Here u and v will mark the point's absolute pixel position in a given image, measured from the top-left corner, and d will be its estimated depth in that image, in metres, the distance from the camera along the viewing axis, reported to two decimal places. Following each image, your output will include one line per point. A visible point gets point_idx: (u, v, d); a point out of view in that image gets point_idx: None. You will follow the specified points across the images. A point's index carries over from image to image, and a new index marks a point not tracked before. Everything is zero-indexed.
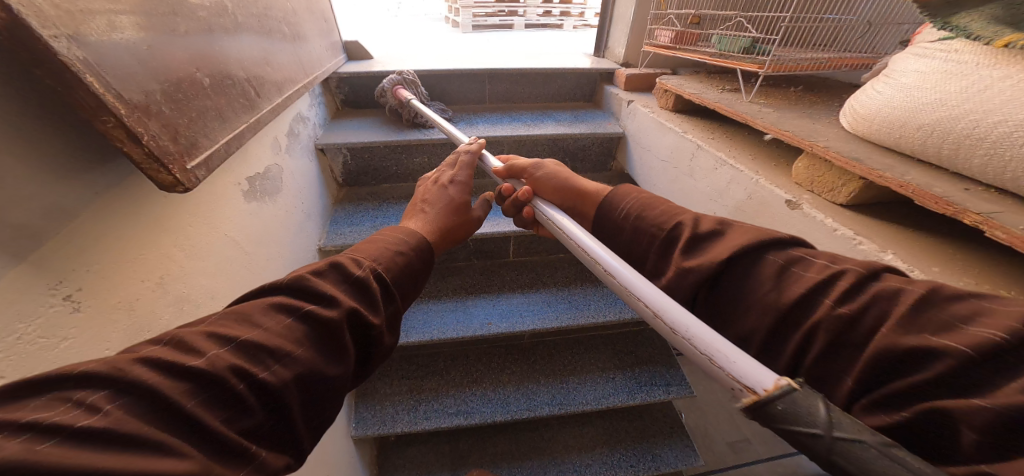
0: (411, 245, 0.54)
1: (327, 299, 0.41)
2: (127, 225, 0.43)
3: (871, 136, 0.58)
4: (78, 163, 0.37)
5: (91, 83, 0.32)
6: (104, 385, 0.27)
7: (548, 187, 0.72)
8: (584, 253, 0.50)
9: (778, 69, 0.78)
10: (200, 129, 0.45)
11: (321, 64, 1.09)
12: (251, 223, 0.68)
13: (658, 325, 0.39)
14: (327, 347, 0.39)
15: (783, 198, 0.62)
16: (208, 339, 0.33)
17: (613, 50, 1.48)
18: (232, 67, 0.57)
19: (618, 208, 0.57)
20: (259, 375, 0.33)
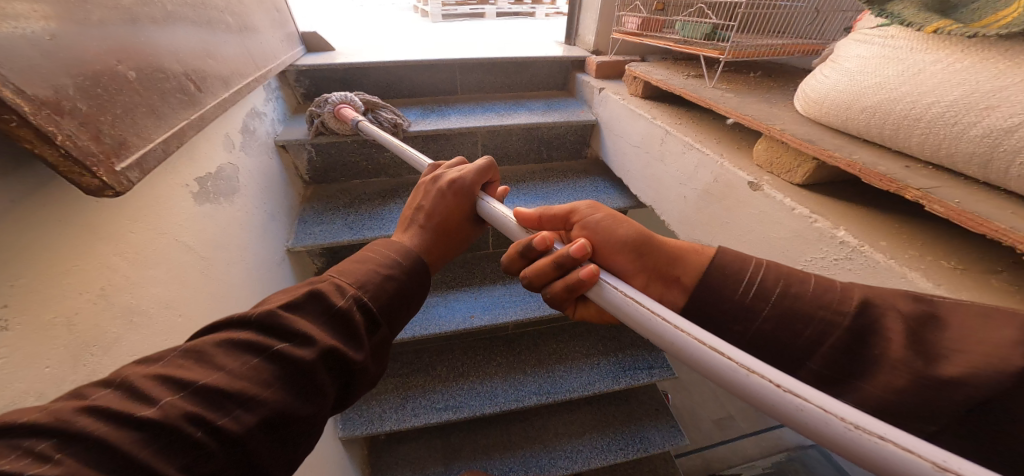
0: (404, 267, 0.48)
1: (300, 337, 0.38)
2: (55, 234, 0.39)
3: (821, 119, 0.60)
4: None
5: None
6: (52, 434, 0.26)
7: (612, 236, 0.51)
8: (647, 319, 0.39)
9: (738, 54, 0.79)
10: (128, 127, 0.42)
11: (275, 56, 1.04)
12: (205, 226, 0.64)
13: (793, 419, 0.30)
14: (299, 385, 0.36)
15: (745, 180, 0.64)
16: (164, 385, 0.31)
17: (583, 37, 1.47)
18: (165, 61, 0.53)
19: (742, 278, 0.46)
20: (218, 421, 0.31)
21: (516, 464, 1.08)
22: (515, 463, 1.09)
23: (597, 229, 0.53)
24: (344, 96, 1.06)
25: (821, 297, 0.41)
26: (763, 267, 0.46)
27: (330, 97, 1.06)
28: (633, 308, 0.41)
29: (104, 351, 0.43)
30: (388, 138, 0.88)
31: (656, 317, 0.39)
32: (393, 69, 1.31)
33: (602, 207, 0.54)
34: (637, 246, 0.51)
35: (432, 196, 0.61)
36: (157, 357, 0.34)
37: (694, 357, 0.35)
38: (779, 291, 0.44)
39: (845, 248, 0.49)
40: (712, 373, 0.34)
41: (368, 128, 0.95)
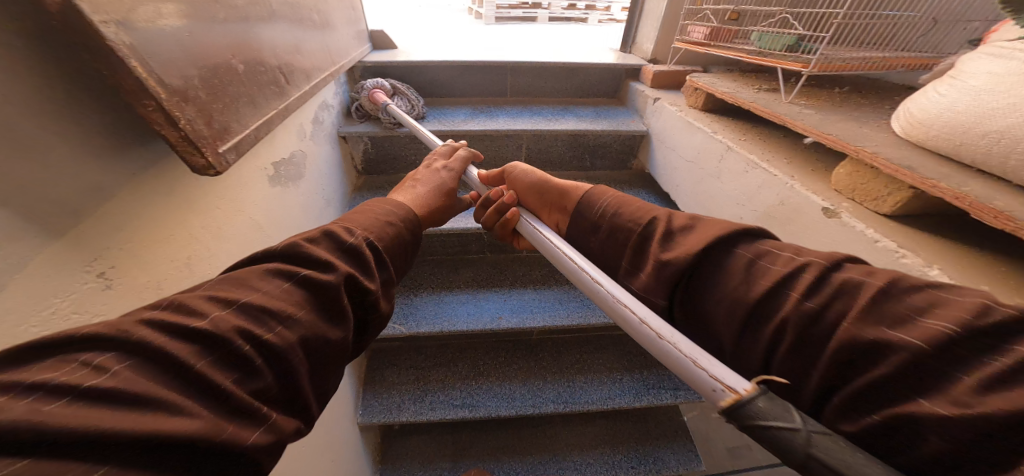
0: (401, 217, 0.53)
1: (324, 264, 0.40)
2: (160, 207, 0.43)
3: (927, 142, 0.55)
4: (124, 142, 0.38)
5: (136, 68, 0.32)
6: (111, 347, 0.26)
7: (526, 186, 0.70)
8: (566, 264, 0.52)
9: (824, 68, 0.74)
10: (233, 115, 0.46)
11: (347, 53, 1.10)
12: (274, 208, 0.69)
13: (640, 332, 0.41)
14: (326, 310, 0.38)
15: (819, 205, 0.60)
16: (208, 301, 0.32)
17: (641, 45, 1.44)
18: (265, 54, 0.58)
19: (595, 206, 0.57)
20: (263, 336, 0.32)
21: (524, 469, 1.07)
22: (524, 468, 1.08)
23: (516, 178, 0.73)
24: (378, 83, 1.14)
25: (638, 218, 0.52)
26: (617, 192, 0.58)
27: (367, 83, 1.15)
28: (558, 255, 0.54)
29: None
30: (410, 119, 0.98)
31: (562, 254, 0.53)
32: (449, 68, 1.35)
33: (529, 166, 0.72)
34: (538, 188, 0.69)
35: (422, 169, 0.72)
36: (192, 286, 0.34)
37: (591, 289, 0.48)
38: (612, 214, 0.55)
39: None
40: (599, 300, 0.47)
41: (396, 113, 1.03)
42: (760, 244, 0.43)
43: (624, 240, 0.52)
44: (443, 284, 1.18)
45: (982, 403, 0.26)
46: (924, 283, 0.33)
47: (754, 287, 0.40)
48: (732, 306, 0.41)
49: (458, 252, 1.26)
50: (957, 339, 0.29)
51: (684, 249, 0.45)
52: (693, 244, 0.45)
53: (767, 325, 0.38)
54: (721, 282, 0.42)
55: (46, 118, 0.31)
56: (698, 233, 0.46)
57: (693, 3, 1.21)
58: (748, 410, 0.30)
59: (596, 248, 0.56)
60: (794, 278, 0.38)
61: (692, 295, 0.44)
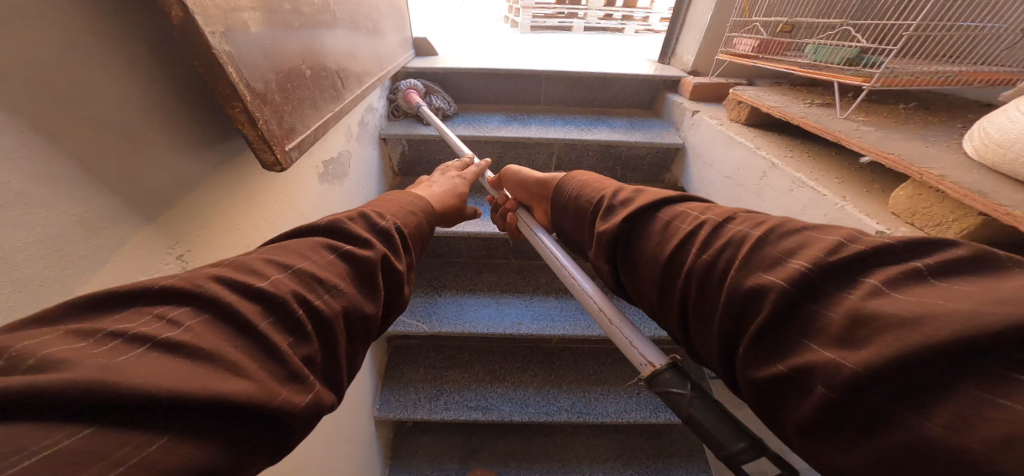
0: (421, 208, 0.56)
1: (362, 241, 0.42)
2: (229, 199, 0.48)
3: (1001, 166, 0.52)
4: (208, 140, 0.43)
5: (230, 73, 0.37)
6: (186, 302, 0.28)
7: (516, 182, 0.77)
8: (556, 264, 0.63)
9: (889, 83, 0.72)
10: (298, 116, 0.51)
11: (393, 59, 1.15)
12: (320, 203, 0.73)
13: (601, 321, 0.53)
14: (364, 284, 0.40)
15: (874, 228, 0.57)
16: (270, 266, 0.34)
17: (681, 57, 1.43)
18: (327, 61, 0.63)
19: (564, 189, 0.62)
20: (313, 301, 0.34)
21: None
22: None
23: (511, 175, 0.79)
24: (411, 83, 1.20)
25: (591, 197, 0.56)
26: (582, 176, 0.62)
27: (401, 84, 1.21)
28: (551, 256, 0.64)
29: None
30: (438, 121, 1.03)
31: (553, 256, 0.64)
32: (486, 76, 1.38)
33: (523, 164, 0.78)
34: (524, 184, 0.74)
35: (436, 173, 0.77)
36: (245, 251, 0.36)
37: (572, 287, 0.59)
38: (574, 195, 0.59)
39: None
40: (577, 295, 0.58)
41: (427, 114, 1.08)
42: (675, 207, 0.47)
43: (583, 218, 0.57)
44: (467, 286, 1.20)
45: (857, 338, 0.27)
46: (800, 228, 0.36)
47: (663, 247, 0.44)
48: (652, 268, 0.45)
49: (483, 255, 1.28)
50: (819, 276, 0.31)
51: (617, 219, 0.49)
52: (621, 215, 0.49)
53: (676, 280, 0.42)
54: (642, 246, 0.47)
55: (152, 113, 0.36)
56: (632, 205, 0.50)
57: (741, 15, 1.19)
58: (660, 378, 0.41)
59: (568, 228, 0.60)
60: (693, 234, 0.42)
61: (625, 262, 0.49)
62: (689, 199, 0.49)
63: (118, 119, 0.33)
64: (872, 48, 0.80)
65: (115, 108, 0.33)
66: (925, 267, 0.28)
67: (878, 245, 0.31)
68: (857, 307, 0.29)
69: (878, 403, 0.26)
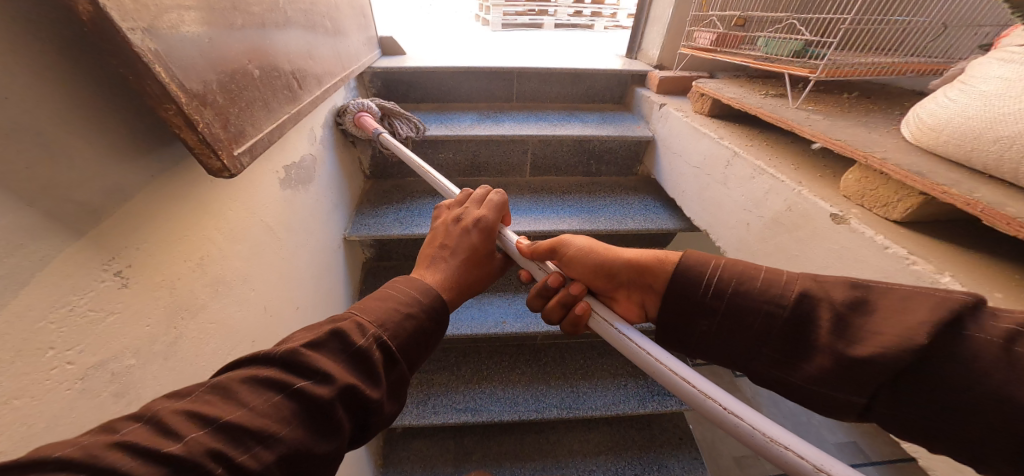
0: (423, 305, 0.50)
1: (321, 375, 0.38)
2: (175, 206, 0.45)
3: (935, 148, 0.55)
4: (144, 146, 0.41)
5: (159, 73, 0.35)
6: (79, 470, 0.26)
7: (585, 264, 0.59)
8: (644, 356, 0.51)
9: (832, 73, 0.75)
10: (247, 119, 0.50)
11: (357, 58, 1.13)
12: (283, 209, 0.72)
13: (750, 437, 0.42)
14: (317, 423, 0.37)
15: (827, 211, 0.59)
16: (188, 420, 0.32)
17: (647, 51, 1.45)
18: (279, 60, 0.61)
19: (703, 280, 0.49)
20: (239, 458, 0.32)
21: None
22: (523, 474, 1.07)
23: (578, 249, 0.60)
24: (362, 105, 1.03)
25: (773, 299, 0.45)
26: (723, 262, 0.49)
27: (350, 103, 1.03)
28: (629, 345, 0.52)
29: (191, 315, 0.48)
30: (419, 162, 0.91)
31: (629, 341, 0.53)
32: (456, 74, 1.36)
33: (591, 238, 0.61)
34: (606, 270, 0.58)
35: (456, 235, 0.65)
36: (184, 392, 0.35)
37: (679, 387, 0.47)
38: (731, 290, 0.47)
39: None
40: (692, 399, 0.46)
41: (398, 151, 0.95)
42: (998, 321, 0.35)
43: (768, 329, 0.45)
44: None
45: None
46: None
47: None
48: (1008, 413, 0.32)
49: None
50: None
51: (881, 339, 0.37)
52: (894, 329, 0.37)
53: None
54: (973, 383, 0.34)
55: (72, 122, 0.34)
56: (891, 315, 0.38)
57: (699, 10, 1.22)
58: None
59: (711, 334, 0.49)
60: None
61: (912, 402, 0.37)
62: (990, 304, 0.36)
63: (29, 126, 0.30)
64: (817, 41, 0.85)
65: (26, 115, 0.30)
66: None
67: None
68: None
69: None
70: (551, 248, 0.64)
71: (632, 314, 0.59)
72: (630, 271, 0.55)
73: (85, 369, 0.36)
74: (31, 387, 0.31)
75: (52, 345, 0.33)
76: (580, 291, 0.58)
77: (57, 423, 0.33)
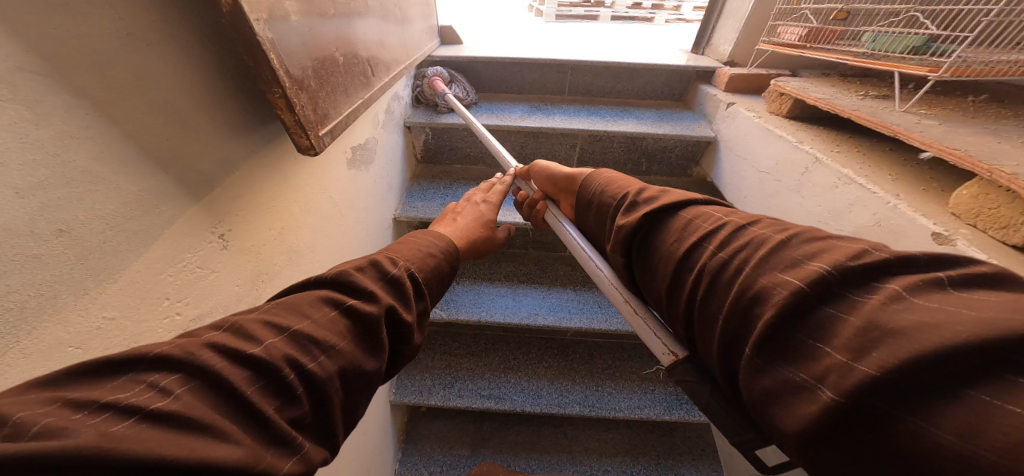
0: (441, 248, 0.54)
1: (368, 294, 0.41)
2: (263, 178, 0.50)
3: None
4: (249, 126, 0.46)
5: (273, 60, 0.41)
6: (175, 369, 0.28)
7: (541, 177, 0.74)
8: (579, 249, 0.61)
9: (958, 73, 0.71)
10: (331, 103, 0.55)
11: (419, 46, 1.16)
12: (348, 187, 0.76)
13: (622, 308, 0.53)
14: (367, 340, 0.39)
15: (929, 229, 0.53)
16: (264, 328, 0.34)
17: (718, 47, 1.38)
18: (358, 48, 0.66)
19: (590, 185, 0.59)
20: (307, 365, 0.34)
21: (541, 467, 1.06)
22: (540, 466, 1.06)
23: (540, 168, 0.75)
24: (439, 71, 1.20)
25: (616, 193, 0.54)
26: (610, 173, 0.59)
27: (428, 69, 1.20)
28: (574, 242, 0.62)
29: (270, 279, 0.53)
30: (474, 121, 0.98)
31: (574, 240, 0.63)
32: (512, 66, 1.36)
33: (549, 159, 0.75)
34: (552, 180, 0.72)
35: (463, 203, 0.72)
36: (251, 310, 0.37)
37: (592, 270, 0.58)
38: (600, 190, 0.57)
39: None
40: (596, 279, 0.57)
41: (456, 107, 1.05)
42: (699, 209, 0.45)
43: (604, 215, 0.55)
44: (484, 274, 1.17)
45: (866, 354, 0.26)
46: (823, 237, 0.34)
47: (680, 244, 0.42)
48: (666, 265, 0.43)
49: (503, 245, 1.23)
50: (833, 280, 0.30)
51: (639, 212, 0.48)
52: (643, 213, 0.47)
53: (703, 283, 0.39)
54: (659, 242, 0.45)
55: (201, 101, 0.39)
56: (656, 201, 0.48)
57: (788, 3, 1.12)
58: (678, 367, 0.44)
59: (591, 226, 0.58)
60: (714, 235, 0.40)
61: (642, 257, 0.47)
62: (715, 203, 0.46)
63: (173, 105, 0.36)
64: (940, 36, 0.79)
65: (172, 95, 0.36)
66: (946, 278, 0.28)
67: (898, 258, 0.30)
68: (873, 320, 0.27)
69: (881, 421, 0.25)
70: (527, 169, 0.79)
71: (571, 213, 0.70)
72: (563, 179, 0.68)
73: (189, 321, 0.40)
74: (149, 334, 0.36)
75: (168, 296, 0.37)
76: (537, 197, 0.74)
77: None
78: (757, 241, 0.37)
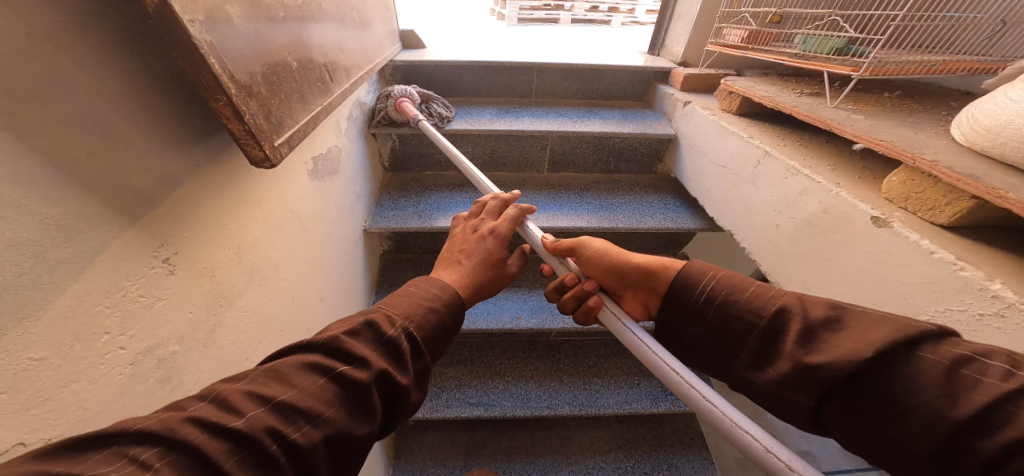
0: (444, 301, 0.52)
1: (360, 360, 0.39)
2: (213, 196, 0.47)
3: (988, 149, 0.57)
4: (190, 139, 0.44)
5: (213, 64, 0.38)
6: (155, 441, 0.29)
7: (599, 264, 0.64)
8: (674, 375, 0.51)
9: (875, 72, 0.81)
10: (286, 110, 0.53)
11: (380, 50, 1.13)
12: (312, 200, 0.73)
13: (767, 461, 0.43)
14: (357, 405, 0.38)
15: (869, 213, 0.58)
16: (248, 398, 0.34)
17: (671, 48, 1.45)
18: (314, 53, 0.64)
19: (700, 286, 0.53)
20: (290, 436, 0.33)
21: (534, 471, 1.05)
22: (534, 470, 1.05)
23: (595, 253, 0.65)
24: (406, 91, 1.11)
25: (761, 310, 0.47)
26: (722, 272, 0.53)
27: (395, 89, 1.12)
28: (662, 364, 0.52)
29: (229, 303, 0.49)
30: (458, 156, 0.92)
31: (661, 360, 0.53)
32: (476, 69, 1.36)
33: (604, 240, 0.65)
34: (617, 271, 0.62)
35: (468, 238, 0.70)
36: (241, 374, 0.36)
37: (706, 410, 0.47)
38: (722, 298, 0.50)
39: (997, 305, 0.42)
40: (716, 422, 0.46)
41: (433, 136, 0.98)
42: (943, 344, 0.36)
43: (747, 333, 0.47)
44: None
45: None
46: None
47: (961, 404, 0.33)
48: (928, 422, 0.34)
49: None
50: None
51: (832, 351, 0.39)
52: (851, 342, 0.39)
53: (988, 441, 0.31)
54: (895, 389, 0.36)
55: (128, 112, 0.36)
56: (856, 333, 0.39)
57: (730, 5, 1.20)
58: None
59: (703, 337, 0.52)
60: (1021, 398, 0.31)
61: (845, 404, 0.39)
62: (948, 330, 0.37)
63: (90, 114, 0.33)
64: (860, 39, 0.88)
65: (87, 106, 0.33)
66: None
67: None
68: None
69: None
70: (571, 248, 0.67)
71: (638, 312, 0.63)
72: (638, 272, 0.60)
73: (135, 355, 0.36)
74: (88, 372, 0.32)
75: (108, 330, 0.34)
76: (593, 288, 0.63)
77: (111, 406, 0.34)
78: None
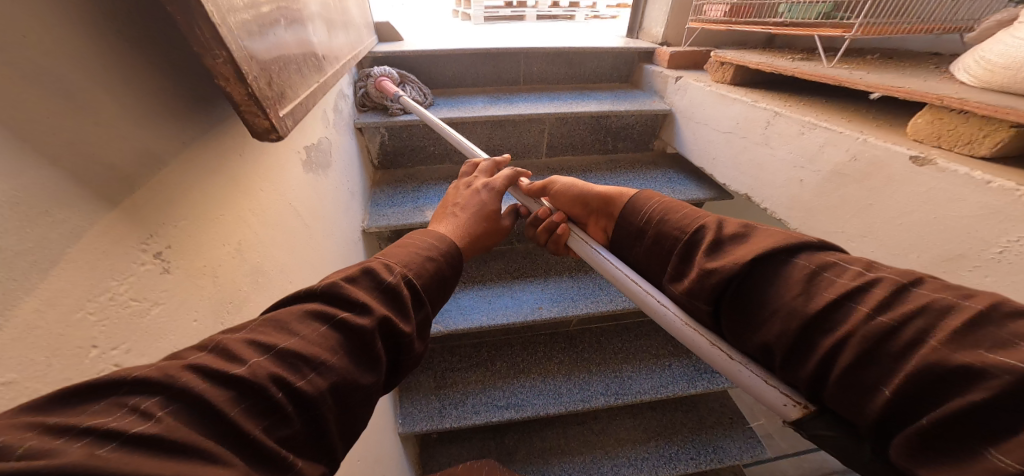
0: (443, 250, 0.47)
1: (360, 305, 0.34)
2: (206, 181, 0.39)
3: (1009, 85, 0.58)
4: (174, 109, 0.35)
5: (210, 12, 0.30)
6: (159, 390, 0.23)
7: (566, 196, 0.70)
8: (631, 286, 0.51)
9: (868, 31, 0.82)
10: (286, 80, 0.45)
11: (360, 39, 1.06)
12: (308, 193, 0.64)
13: (707, 353, 0.43)
14: (363, 354, 0.33)
15: (906, 154, 0.57)
16: (249, 346, 0.28)
17: (649, 30, 1.45)
18: (302, 22, 0.56)
19: (640, 212, 0.53)
20: (297, 384, 0.28)
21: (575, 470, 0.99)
22: (574, 469, 0.99)
23: (564, 187, 0.70)
24: (384, 69, 1.09)
25: (685, 226, 0.47)
26: (667, 197, 0.53)
27: (372, 70, 1.10)
28: (623, 276, 0.53)
29: (235, 309, 0.41)
30: (439, 121, 0.89)
31: (620, 272, 0.53)
32: (460, 58, 1.30)
33: (570, 176, 0.70)
34: (583, 200, 0.67)
35: (459, 190, 0.67)
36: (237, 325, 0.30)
37: (656, 311, 0.48)
38: (658, 219, 0.51)
39: None
40: (665, 323, 0.46)
41: (413, 107, 0.94)
42: (823, 255, 0.38)
43: (669, 250, 0.48)
44: (474, 276, 1.08)
45: None
46: None
47: (815, 300, 0.35)
48: (787, 320, 0.36)
49: None
50: None
51: (734, 257, 0.41)
52: (745, 250, 0.40)
53: (828, 336, 0.34)
54: (773, 297, 0.38)
55: (101, 69, 0.28)
56: (749, 243, 0.41)
57: None
58: (810, 420, 0.35)
59: (641, 258, 0.53)
60: (863, 292, 0.33)
61: (733, 312, 0.41)
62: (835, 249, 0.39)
63: (47, 70, 0.24)
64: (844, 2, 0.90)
65: (45, 58, 0.24)
66: None
67: None
68: None
69: None
70: (543, 186, 0.74)
71: (601, 237, 0.67)
72: (599, 199, 0.64)
73: None
74: None
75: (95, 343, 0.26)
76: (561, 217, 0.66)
77: None
78: (930, 303, 0.31)
